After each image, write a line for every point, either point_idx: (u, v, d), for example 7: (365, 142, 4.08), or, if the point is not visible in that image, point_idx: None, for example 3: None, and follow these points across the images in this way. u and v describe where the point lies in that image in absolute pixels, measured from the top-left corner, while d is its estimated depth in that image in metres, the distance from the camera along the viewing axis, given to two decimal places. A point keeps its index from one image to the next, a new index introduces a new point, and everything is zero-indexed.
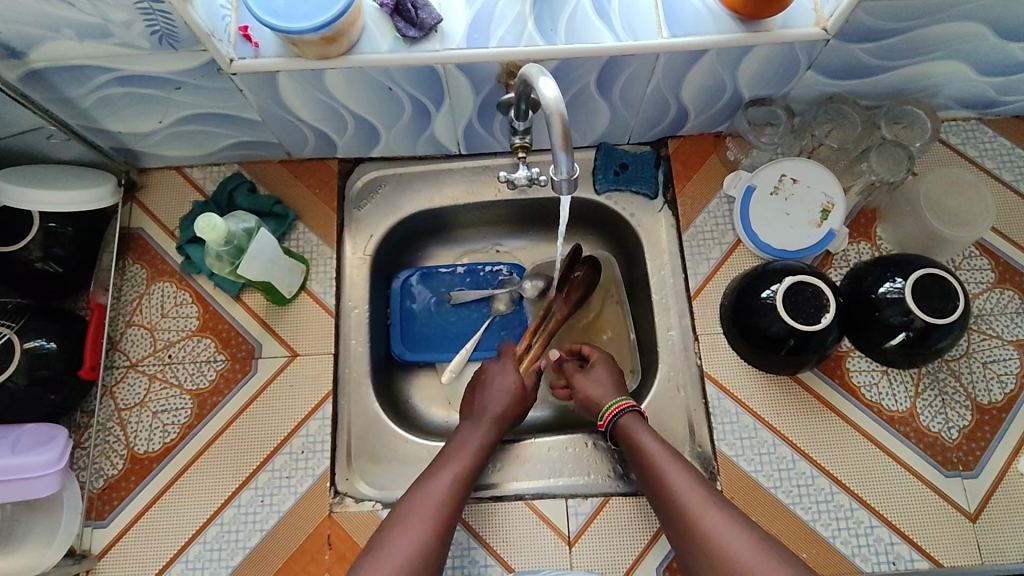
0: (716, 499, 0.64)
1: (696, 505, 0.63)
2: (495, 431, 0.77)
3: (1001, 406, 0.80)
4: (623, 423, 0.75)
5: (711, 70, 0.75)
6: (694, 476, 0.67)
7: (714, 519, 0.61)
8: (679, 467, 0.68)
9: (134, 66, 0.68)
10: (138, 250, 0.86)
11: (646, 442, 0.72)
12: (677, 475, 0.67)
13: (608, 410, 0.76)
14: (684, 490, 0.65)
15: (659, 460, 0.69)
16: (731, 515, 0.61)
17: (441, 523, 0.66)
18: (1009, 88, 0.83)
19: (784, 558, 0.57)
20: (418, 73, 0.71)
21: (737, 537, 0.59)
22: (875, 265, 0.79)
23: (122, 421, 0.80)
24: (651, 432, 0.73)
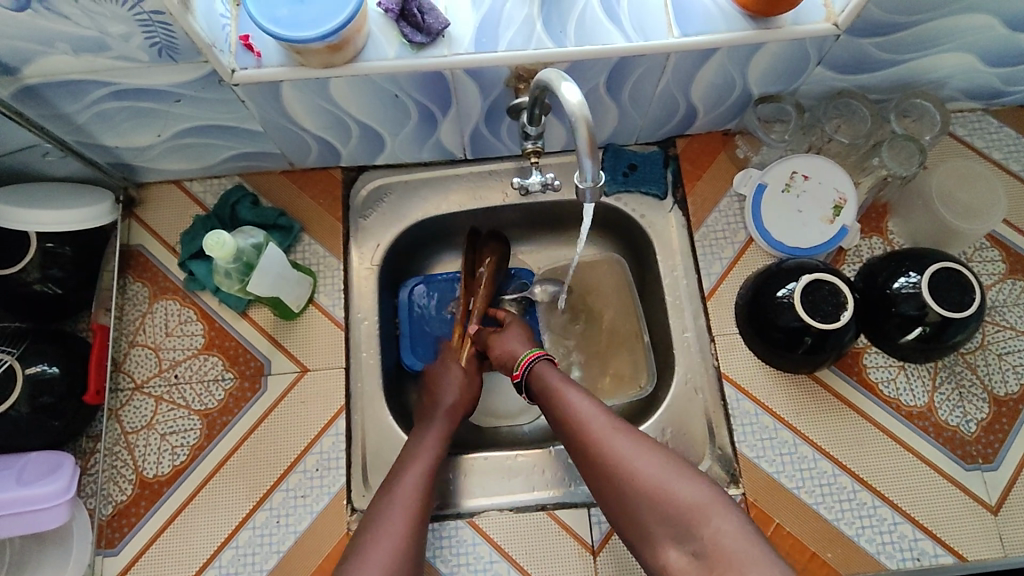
0: (623, 428, 0.65)
1: (604, 438, 0.64)
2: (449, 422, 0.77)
3: (1017, 397, 0.80)
4: (533, 371, 0.74)
5: (721, 68, 0.74)
6: (595, 406, 0.68)
7: (624, 451, 0.62)
8: (583, 399, 0.68)
9: (132, 80, 0.65)
10: (138, 267, 0.84)
11: (553, 381, 0.71)
12: (582, 408, 0.67)
13: (521, 360, 0.75)
14: (592, 423, 0.66)
15: (563, 395, 0.69)
16: (638, 444, 0.63)
17: (419, 517, 0.66)
18: (1015, 78, 0.83)
19: (687, 475, 0.60)
20: (425, 79, 0.69)
21: (647, 465, 0.61)
22: (889, 260, 0.78)
23: (130, 444, 0.78)
24: (553, 368, 0.73)
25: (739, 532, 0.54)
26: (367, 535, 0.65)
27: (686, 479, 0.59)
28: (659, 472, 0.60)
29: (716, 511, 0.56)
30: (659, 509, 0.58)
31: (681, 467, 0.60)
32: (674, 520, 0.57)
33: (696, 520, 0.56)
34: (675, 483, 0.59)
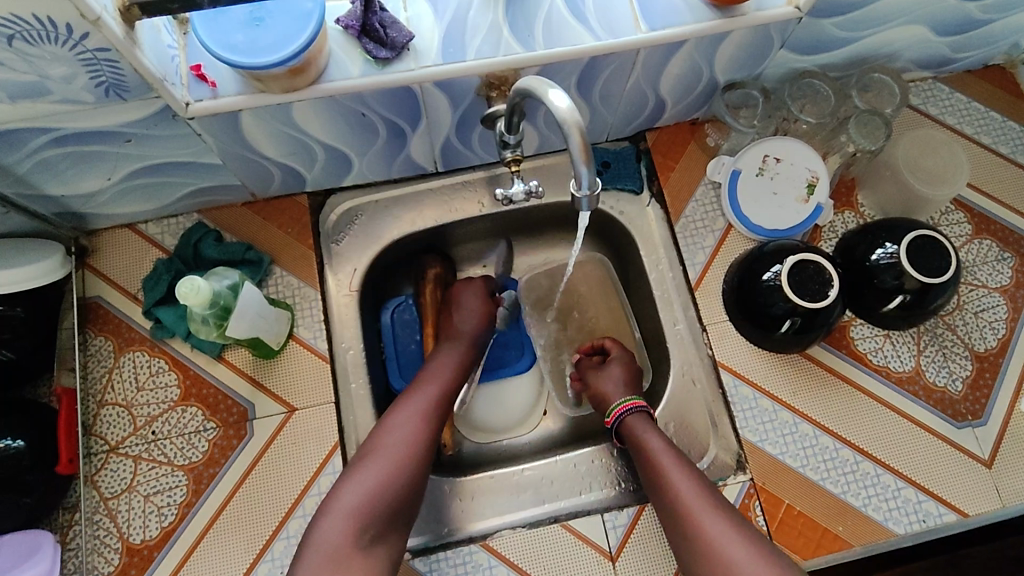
0: (720, 508, 0.65)
1: (709, 528, 0.63)
2: (468, 348, 0.82)
3: (996, 351, 0.83)
4: (630, 424, 0.75)
5: (688, 60, 0.73)
6: (699, 485, 0.67)
7: (726, 543, 0.62)
8: (683, 471, 0.69)
9: (77, 123, 0.61)
10: (99, 321, 0.78)
11: (653, 448, 0.71)
12: (683, 490, 0.67)
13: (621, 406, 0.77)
14: (694, 507, 0.65)
15: (664, 470, 0.69)
16: (741, 536, 0.62)
17: (418, 435, 0.70)
18: (963, 45, 0.85)
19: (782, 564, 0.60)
20: (393, 95, 0.66)
21: (748, 560, 0.60)
22: (865, 232, 0.80)
23: (111, 512, 0.73)
24: (655, 435, 0.73)
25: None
26: (359, 459, 0.68)
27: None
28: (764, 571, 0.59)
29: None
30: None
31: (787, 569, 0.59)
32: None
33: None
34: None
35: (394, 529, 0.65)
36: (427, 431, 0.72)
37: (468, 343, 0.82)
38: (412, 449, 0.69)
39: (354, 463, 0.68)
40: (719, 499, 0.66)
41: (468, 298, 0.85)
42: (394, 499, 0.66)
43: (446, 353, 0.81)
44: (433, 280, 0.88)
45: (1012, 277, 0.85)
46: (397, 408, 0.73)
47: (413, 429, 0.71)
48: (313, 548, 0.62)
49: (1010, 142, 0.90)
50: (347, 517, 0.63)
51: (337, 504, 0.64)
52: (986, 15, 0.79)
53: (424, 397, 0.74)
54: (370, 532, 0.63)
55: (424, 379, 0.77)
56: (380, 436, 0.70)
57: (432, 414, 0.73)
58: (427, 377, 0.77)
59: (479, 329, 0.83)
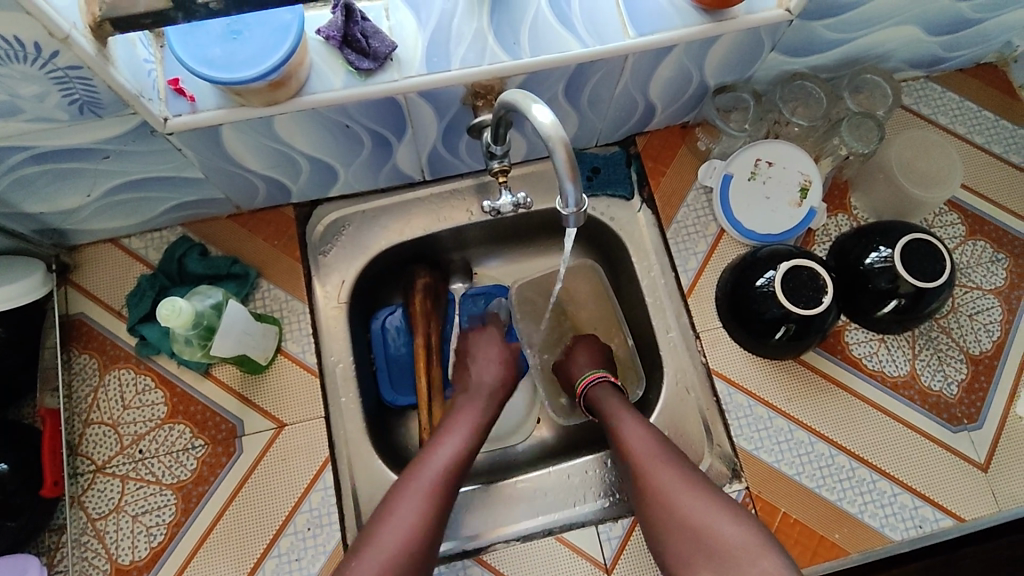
0: (667, 453, 0.69)
1: (651, 471, 0.67)
2: (490, 403, 0.79)
3: (991, 353, 0.82)
4: (593, 393, 0.79)
5: (678, 64, 0.72)
6: (650, 436, 0.71)
7: (673, 486, 0.65)
8: (636, 424, 0.73)
9: (53, 141, 0.59)
10: (82, 338, 0.77)
11: (614, 412, 0.75)
12: (638, 445, 0.70)
13: (585, 376, 0.81)
14: (647, 457, 0.69)
15: (623, 428, 0.73)
16: (688, 480, 0.66)
17: (440, 492, 0.68)
18: (956, 44, 0.84)
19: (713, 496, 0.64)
20: (377, 106, 0.65)
21: (691, 499, 0.63)
22: (859, 236, 0.79)
23: (99, 532, 0.72)
24: (618, 401, 0.77)
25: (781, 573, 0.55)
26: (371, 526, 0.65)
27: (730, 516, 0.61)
28: (705, 507, 0.62)
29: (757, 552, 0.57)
30: (701, 544, 0.60)
31: (727, 506, 0.62)
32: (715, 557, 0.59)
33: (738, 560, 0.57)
34: (709, 513, 0.62)
35: None
36: (444, 494, 0.68)
37: (488, 397, 0.80)
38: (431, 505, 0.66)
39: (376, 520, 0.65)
40: (667, 444, 0.70)
41: (483, 353, 0.85)
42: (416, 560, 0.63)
43: (467, 408, 0.78)
44: (421, 289, 0.86)
45: (1006, 278, 0.85)
46: (411, 474, 0.69)
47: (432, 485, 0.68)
48: None
49: (1002, 142, 0.89)
50: None
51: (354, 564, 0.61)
52: (978, 15, 0.78)
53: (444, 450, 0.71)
54: None
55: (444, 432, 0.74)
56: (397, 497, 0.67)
57: (449, 472, 0.70)
58: (448, 432, 0.74)
59: (498, 385, 0.82)
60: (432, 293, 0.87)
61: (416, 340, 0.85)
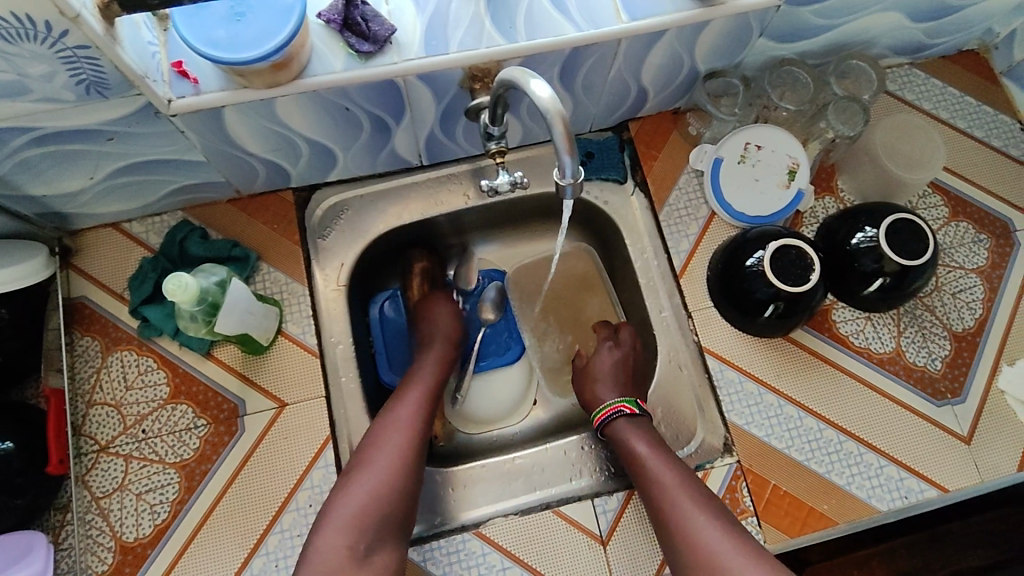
0: (702, 503, 0.68)
1: (695, 529, 0.66)
2: (446, 351, 0.83)
3: (973, 330, 0.84)
4: (617, 428, 0.77)
5: (670, 49, 0.74)
6: (686, 483, 0.69)
7: (716, 547, 0.64)
8: (672, 468, 0.71)
9: (58, 122, 0.60)
10: (85, 321, 0.78)
11: (641, 454, 0.73)
12: (675, 494, 0.68)
13: (604, 410, 0.79)
14: (684, 506, 0.67)
15: (653, 472, 0.71)
16: (727, 535, 0.65)
17: (416, 440, 0.72)
18: (938, 31, 0.87)
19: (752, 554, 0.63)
20: (376, 89, 0.67)
21: (735, 559, 0.62)
22: (846, 217, 0.81)
23: (103, 510, 0.73)
24: (642, 437, 0.75)
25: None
26: (351, 470, 0.69)
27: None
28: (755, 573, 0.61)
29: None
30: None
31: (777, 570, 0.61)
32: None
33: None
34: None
35: (389, 538, 0.65)
36: (414, 443, 0.72)
37: (445, 350, 0.83)
38: (395, 468, 0.69)
39: (341, 480, 0.68)
40: (706, 497, 0.68)
41: (439, 310, 0.86)
42: (384, 523, 0.66)
43: (427, 360, 0.82)
44: (419, 274, 0.89)
45: (988, 258, 0.87)
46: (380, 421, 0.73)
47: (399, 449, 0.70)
48: (310, 565, 0.62)
49: (984, 126, 0.92)
50: (341, 531, 0.64)
51: (323, 537, 0.64)
52: (960, 1, 0.80)
53: (404, 415, 0.74)
54: (364, 544, 0.64)
55: (400, 401, 0.75)
56: (364, 462, 0.69)
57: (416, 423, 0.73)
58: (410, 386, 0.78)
59: (456, 336, 0.85)
60: (430, 278, 0.89)
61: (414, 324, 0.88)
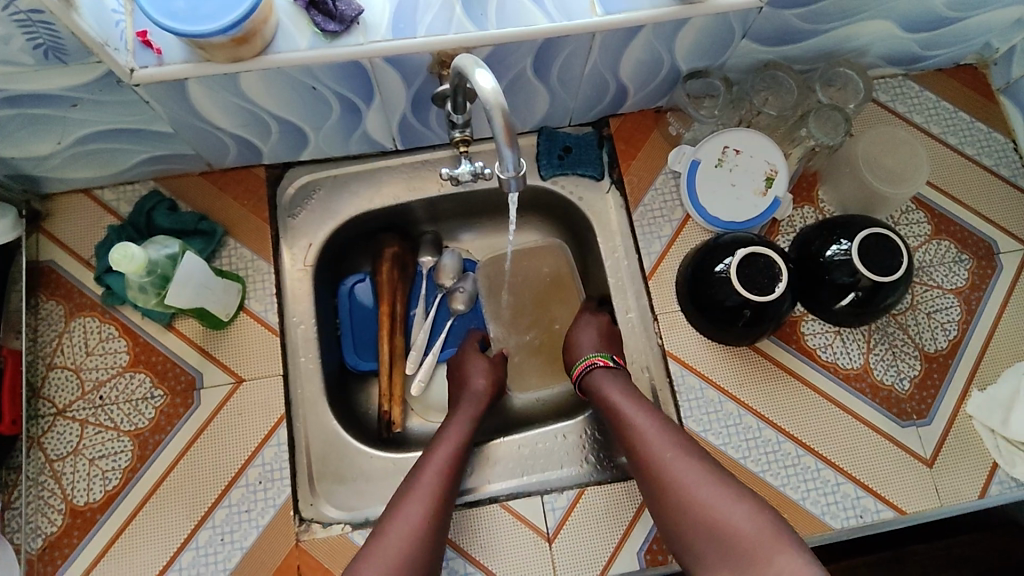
0: (675, 438, 0.69)
1: (667, 460, 0.67)
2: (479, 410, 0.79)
3: (946, 352, 0.83)
4: (593, 379, 0.78)
5: (648, 45, 0.73)
6: (658, 421, 0.71)
7: (690, 480, 0.65)
8: (644, 410, 0.72)
9: (19, 85, 0.60)
10: (50, 285, 0.78)
11: (616, 400, 0.74)
12: (652, 434, 0.70)
13: (581, 363, 0.80)
14: (659, 442, 0.69)
15: (628, 417, 0.72)
16: (701, 468, 0.66)
17: (445, 500, 0.67)
18: (933, 43, 0.85)
19: (725, 483, 0.65)
20: (343, 69, 0.66)
21: (704, 487, 0.65)
22: (821, 228, 0.79)
23: (56, 473, 0.73)
24: (617, 387, 0.76)
25: (800, 567, 0.57)
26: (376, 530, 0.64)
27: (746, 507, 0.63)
28: (723, 501, 0.63)
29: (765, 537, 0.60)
30: (715, 536, 0.62)
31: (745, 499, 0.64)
32: (732, 545, 0.61)
33: (757, 552, 0.59)
34: (728, 506, 0.63)
35: None
36: (443, 508, 0.66)
37: (478, 409, 0.78)
38: (429, 530, 0.64)
39: (368, 542, 0.63)
40: (676, 431, 0.70)
41: (478, 371, 0.82)
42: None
43: (462, 418, 0.77)
44: (389, 259, 0.88)
45: (968, 279, 0.85)
46: (408, 485, 0.68)
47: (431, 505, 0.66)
48: None
49: (976, 144, 0.89)
50: None
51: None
52: (955, 13, 0.78)
53: (435, 465, 0.70)
54: None
55: (430, 457, 0.71)
56: (393, 520, 0.64)
57: (446, 485, 0.68)
58: (443, 439, 0.73)
59: (490, 398, 0.81)
60: (399, 263, 0.89)
61: (381, 308, 0.87)
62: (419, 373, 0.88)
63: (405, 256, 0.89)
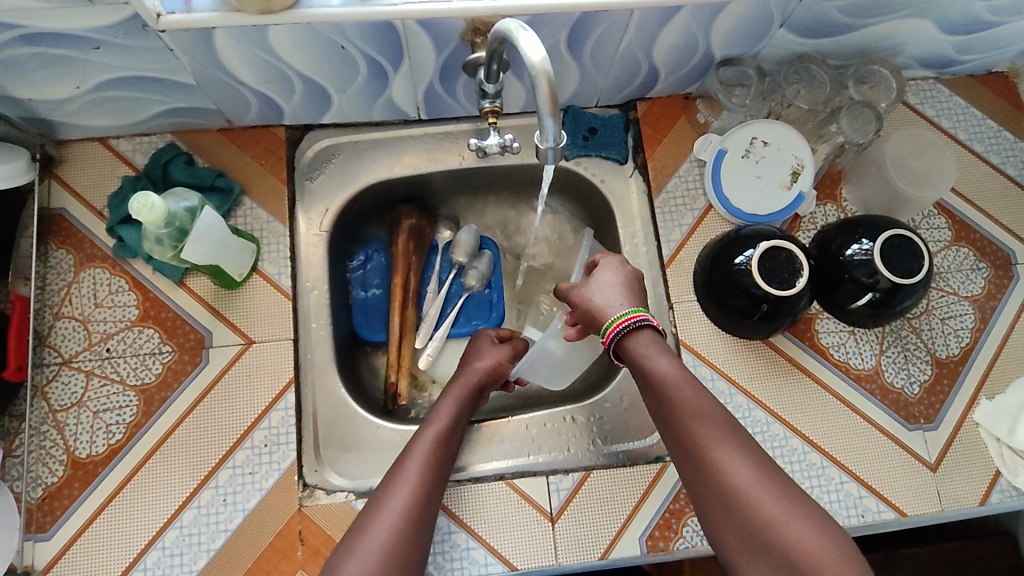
0: (726, 428, 0.60)
1: (718, 454, 0.58)
2: (470, 394, 0.75)
3: (957, 359, 0.82)
4: (637, 341, 0.66)
5: (684, 28, 0.71)
6: (708, 404, 0.61)
7: (742, 481, 0.56)
8: (691, 389, 0.62)
9: (43, 23, 0.59)
10: (61, 233, 0.77)
11: (659, 370, 0.64)
12: (700, 421, 0.60)
13: (616, 322, 0.67)
14: (707, 436, 0.59)
15: (670, 392, 0.62)
16: (755, 468, 0.57)
17: (430, 485, 0.64)
18: (968, 47, 0.84)
19: (784, 488, 0.56)
20: (374, 30, 0.65)
21: (761, 493, 0.55)
22: (843, 226, 0.78)
23: (59, 424, 0.73)
24: (663, 354, 0.65)
25: None
26: (367, 519, 0.60)
27: (814, 526, 0.53)
28: (785, 516, 0.54)
29: (839, 568, 0.51)
30: (778, 558, 0.53)
31: (814, 515, 0.54)
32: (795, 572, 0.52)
33: None
34: (789, 520, 0.54)
35: None
36: (428, 493, 0.63)
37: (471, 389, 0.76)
38: (411, 524, 0.60)
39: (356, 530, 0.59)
40: (727, 419, 0.61)
41: (485, 354, 0.80)
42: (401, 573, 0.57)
43: (449, 401, 0.74)
44: (407, 231, 0.87)
45: (984, 288, 0.85)
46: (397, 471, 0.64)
47: (411, 501, 0.61)
48: None
49: (1001, 153, 0.89)
50: None
51: None
52: (995, 18, 0.77)
53: (419, 458, 0.65)
54: None
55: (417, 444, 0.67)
56: (376, 521, 0.59)
57: (430, 467, 0.65)
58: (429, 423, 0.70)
59: (487, 380, 0.78)
60: (415, 236, 0.88)
61: (394, 281, 0.86)
62: (428, 347, 0.87)
63: (422, 231, 0.89)
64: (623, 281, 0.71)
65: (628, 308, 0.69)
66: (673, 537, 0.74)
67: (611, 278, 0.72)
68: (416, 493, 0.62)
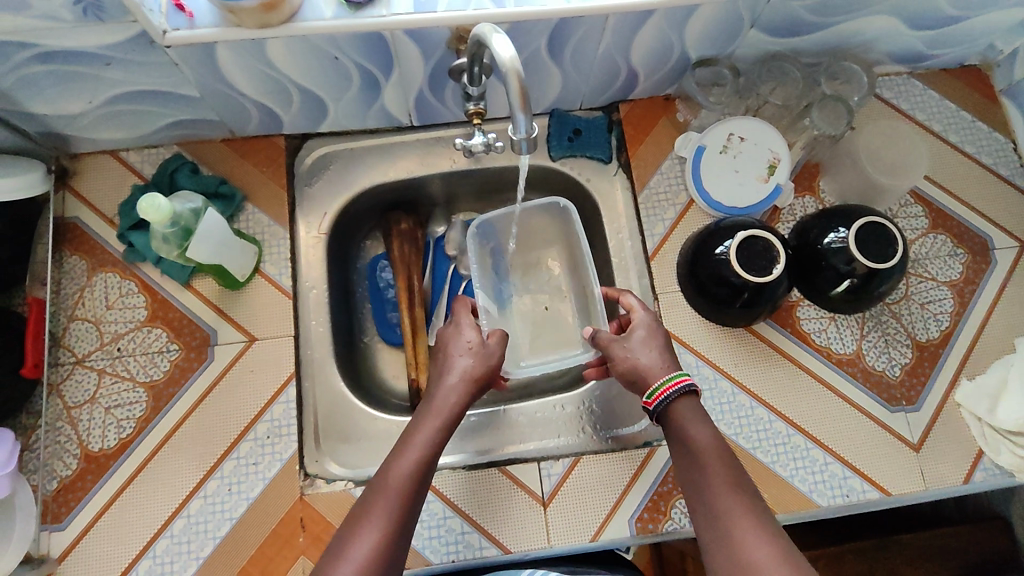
0: (755, 503, 0.56)
1: (740, 529, 0.54)
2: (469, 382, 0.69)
3: (938, 342, 0.85)
4: (680, 406, 0.63)
5: (659, 31, 0.75)
6: (741, 477, 0.58)
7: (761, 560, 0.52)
8: (727, 459, 0.60)
9: (59, 41, 0.63)
10: (75, 241, 0.82)
11: (697, 438, 0.61)
12: (725, 490, 0.57)
13: (660, 389, 0.64)
14: (733, 505, 0.56)
15: (701, 461, 0.60)
16: (776, 548, 0.52)
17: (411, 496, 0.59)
18: (938, 42, 0.87)
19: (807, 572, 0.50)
20: (365, 41, 0.69)
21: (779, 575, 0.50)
22: (820, 216, 0.81)
23: (73, 420, 0.76)
24: (708, 422, 0.62)
25: None
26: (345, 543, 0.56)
27: None
28: None
29: None
30: None
31: None
32: None
33: None
34: None
35: None
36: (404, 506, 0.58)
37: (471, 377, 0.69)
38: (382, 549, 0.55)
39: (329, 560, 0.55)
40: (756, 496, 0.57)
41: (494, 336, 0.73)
42: None
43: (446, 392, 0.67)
44: (400, 233, 0.92)
45: (962, 273, 0.87)
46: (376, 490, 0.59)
47: (382, 536, 0.56)
48: None
49: (975, 142, 0.92)
50: None
51: None
52: (959, 12, 0.80)
53: (400, 470, 0.60)
54: None
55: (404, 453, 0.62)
56: (343, 564, 0.54)
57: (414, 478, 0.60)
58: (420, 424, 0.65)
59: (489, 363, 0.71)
60: (410, 237, 0.92)
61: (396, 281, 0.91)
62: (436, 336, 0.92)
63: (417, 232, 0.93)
64: (657, 340, 0.69)
65: (673, 375, 0.65)
66: (662, 518, 0.76)
67: (644, 332, 0.70)
68: (393, 519, 0.57)
